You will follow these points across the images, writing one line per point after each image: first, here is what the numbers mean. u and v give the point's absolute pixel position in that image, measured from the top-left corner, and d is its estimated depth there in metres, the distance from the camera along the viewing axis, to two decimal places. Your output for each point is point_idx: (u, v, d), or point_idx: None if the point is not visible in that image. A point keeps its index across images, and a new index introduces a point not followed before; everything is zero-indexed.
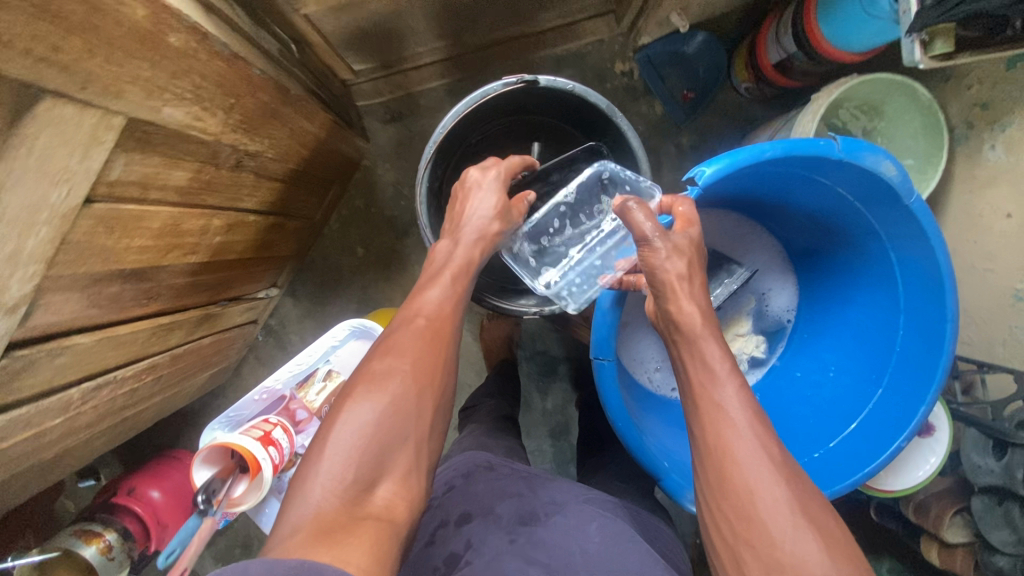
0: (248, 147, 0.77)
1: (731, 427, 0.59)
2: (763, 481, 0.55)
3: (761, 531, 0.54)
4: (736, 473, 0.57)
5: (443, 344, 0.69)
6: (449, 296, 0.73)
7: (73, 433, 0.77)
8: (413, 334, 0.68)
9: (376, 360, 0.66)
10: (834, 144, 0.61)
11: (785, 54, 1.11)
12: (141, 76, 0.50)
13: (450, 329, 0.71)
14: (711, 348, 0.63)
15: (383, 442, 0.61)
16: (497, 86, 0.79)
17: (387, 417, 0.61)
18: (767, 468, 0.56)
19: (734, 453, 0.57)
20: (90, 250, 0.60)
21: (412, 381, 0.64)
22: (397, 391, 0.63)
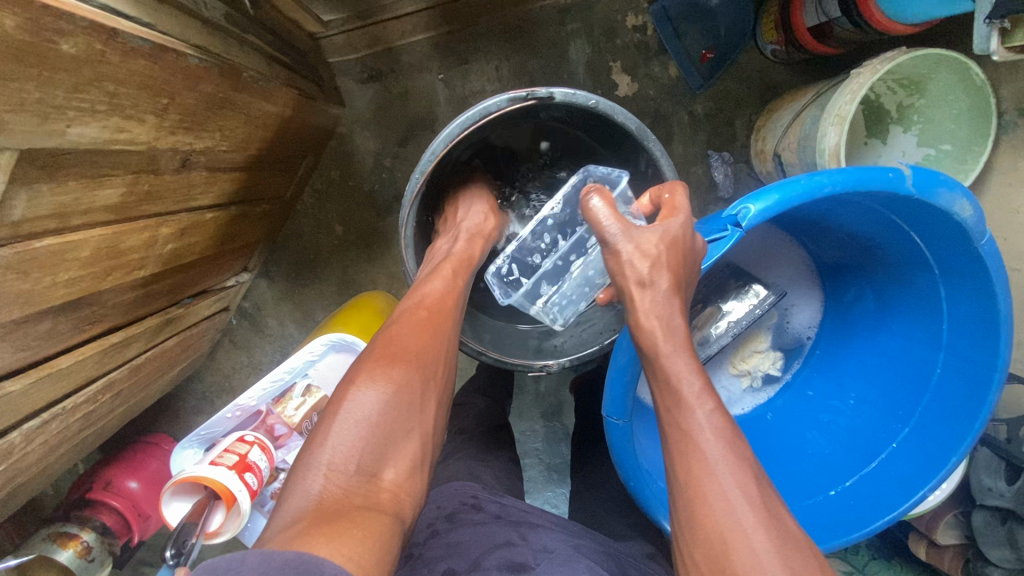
0: (195, 145, 0.63)
1: (703, 461, 0.50)
2: (742, 524, 0.47)
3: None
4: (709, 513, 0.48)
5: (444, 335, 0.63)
6: (449, 286, 0.67)
7: (23, 469, 0.70)
8: (412, 325, 0.61)
9: (376, 348, 0.60)
10: (905, 176, 0.55)
11: (825, 18, 0.96)
12: (29, 100, 0.39)
13: (452, 321, 0.64)
14: (681, 364, 0.54)
15: (387, 433, 0.53)
16: (500, 102, 0.63)
17: (391, 410, 0.54)
18: (747, 507, 0.48)
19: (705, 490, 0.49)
20: (2, 299, 0.49)
21: (417, 375, 0.58)
22: (399, 382, 0.56)
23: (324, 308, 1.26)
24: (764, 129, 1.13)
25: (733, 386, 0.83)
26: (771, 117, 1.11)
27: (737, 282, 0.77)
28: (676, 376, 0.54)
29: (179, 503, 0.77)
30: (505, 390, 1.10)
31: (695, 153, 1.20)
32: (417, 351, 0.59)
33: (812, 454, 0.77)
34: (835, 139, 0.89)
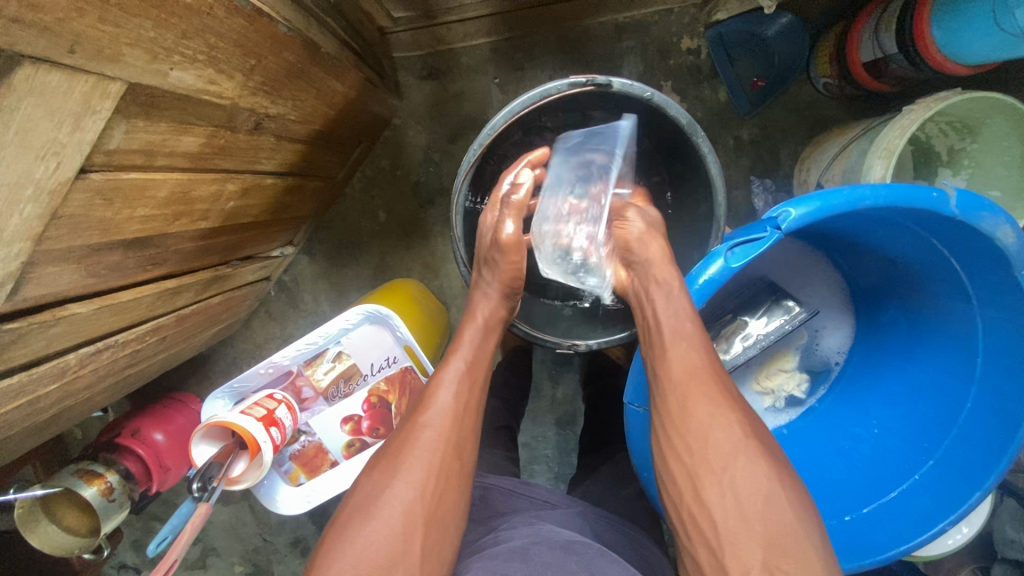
0: (269, 109, 0.68)
1: (694, 371, 0.58)
2: (717, 423, 0.55)
3: (721, 473, 0.54)
4: (701, 416, 0.56)
5: (469, 413, 0.64)
6: (470, 380, 0.66)
7: (71, 394, 0.75)
8: (449, 385, 0.65)
9: (403, 430, 0.63)
10: (949, 198, 0.55)
11: (881, 54, 0.97)
12: (144, 37, 0.44)
13: (479, 403, 0.66)
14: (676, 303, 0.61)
15: (411, 515, 0.57)
16: (560, 88, 0.67)
17: (416, 497, 0.58)
18: (728, 412, 0.56)
19: (695, 392, 0.57)
20: (86, 223, 0.53)
21: (443, 461, 0.61)
22: (424, 473, 0.59)
23: (357, 290, 1.31)
24: (809, 159, 1.13)
25: (756, 402, 0.82)
26: (816, 149, 1.12)
27: (770, 296, 0.77)
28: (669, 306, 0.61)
29: (207, 446, 0.80)
30: (523, 388, 1.12)
31: (737, 177, 1.21)
32: (447, 424, 0.62)
33: (819, 453, 0.78)
34: (882, 172, 0.90)
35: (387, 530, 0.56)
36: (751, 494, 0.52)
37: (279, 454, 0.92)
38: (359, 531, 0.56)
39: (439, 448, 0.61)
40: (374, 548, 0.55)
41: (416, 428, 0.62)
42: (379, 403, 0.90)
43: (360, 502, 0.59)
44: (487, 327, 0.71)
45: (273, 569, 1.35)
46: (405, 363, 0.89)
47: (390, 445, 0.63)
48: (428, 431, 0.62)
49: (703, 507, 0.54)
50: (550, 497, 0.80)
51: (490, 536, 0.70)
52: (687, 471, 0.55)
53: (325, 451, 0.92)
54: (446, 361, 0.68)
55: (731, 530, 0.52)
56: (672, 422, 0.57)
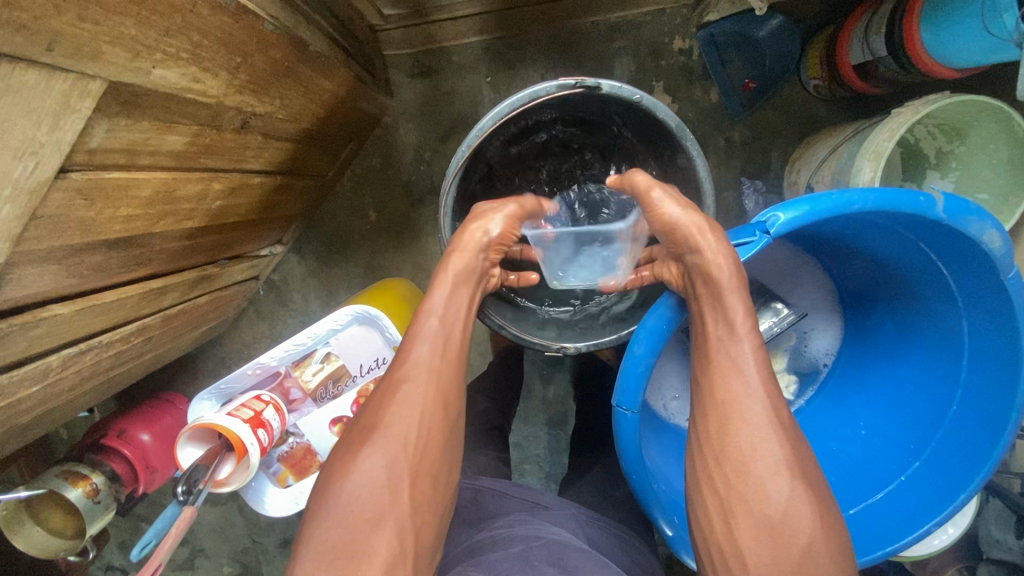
0: (256, 107, 0.67)
1: (744, 388, 0.58)
2: (762, 445, 0.55)
3: (757, 494, 0.54)
4: (743, 434, 0.56)
5: (448, 363, 0.64)
6: (447, 325, 0.66)
7: (54, 396, 0.73)
8: (425, 336, 0.65)
9: (383, 385, 0.63)
10: (937, 202, 0.55)
11: (871, 57, 0.98)
12: (125, 35, 0.43)
13: (458, 355, 0.65)
14: (735, 308, 0.60)
15: (394, 469, 0.58)
16: (550, 89, 0.67)
17: (400, 447, 0.59)
18: (777, 437, 0.56)
19: (741, 412, 0.57)
20: (68, 222, 0.52)
21: (425, 414, 0.61)
22: (406, 427, 0.59)
23: (348, 290, 1.30)
24: (799, 161, 1.14)
25: None
26: (806, 151, 1.12)
27: (760, 298, 0.77)
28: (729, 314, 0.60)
29: (193, 448, 0.79)
30: (513, 388, 1.11)
31: (728, 178, 1.22)
32: (427, 376, 0.62)
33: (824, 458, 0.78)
34: (870, 174, 0.90)
35: (370, 483, 0.57)
36: (784, 519, 0.53)
37: (267, 456, 0.92)
38: (340, 490, 0.56)
39: (419, 400, 0.61)
40: (360, 501, 0.56)
41: (395, 383, 0.62)
42: (368, 404, 0.89)
43: (342, 456, 0.59)
44: (461, 279, 0.68)
45: (262, 570, 1.34)
46: (395, 364, 0.88)
47: (370, 403, 0.63)
48: (407, 384, 0.62)
49: (731, 524, 0.55)
50: (540, 499, 0.80)
51: (484, 535, 0.70)
52: (719, 490, 0.56)
53: (314, 452, 0.91)
54: (421, 315, 0.66)
55: (758, 552, 0.53)
56: (712, 440, 0.58)
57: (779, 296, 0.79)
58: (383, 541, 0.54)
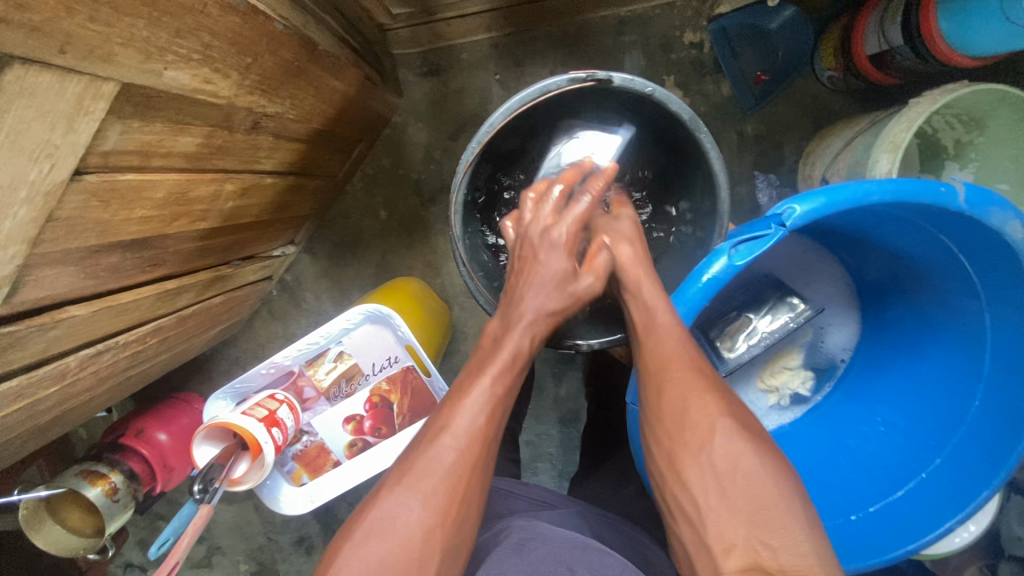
0: (267, 108, 0.68)
1: (661, 352, 0.60)
2: (713, 421, 0.56)
3: (699, 453, 0.55)
4: (676, 396, 0.58)
5: (493, 433, 0.60)
6: (498, 385, 0.61)
7: (73, 396, 0.75)
8: (476, 403, 0.60)
9: (424, 447, 0.58)
10: (957, 192, 0.54)
11: (887, 46, 0.96)
12: (136, 36, 0.43)
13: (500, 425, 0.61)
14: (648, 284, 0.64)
15: (427, 546, 0.54)
16: (560, 83, 0.66)
17: (431, 511, 0.55)
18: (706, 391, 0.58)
19: (670, 374, 0.59)
20: (83, 224, 0.53)
21: (462, 485, 0.57)
22: (444, 496, 0.56)
23: (359, 289, 1.30)
24: (814, 154, 1.12)
25: (760, 401, 0.81)
26: (822, 144, 1.11)
27: (775, 293, 0.76)
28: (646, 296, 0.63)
29: (208, 446, 0.79)
30: (525, 386, 1.11)
31: (741, 173, 1.20)
32: (467, 440, 0.58)
33: (806, 472, 0.75)
34: (888, 166, 0.88)
35: (402, 556, 0.53)
36: (726, 460, 0.54)
37: (280, 454, 0.93)
38: (367, 564, 0.52)
39: (457, 463, 0.57)
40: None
41: (441, 447, 0.57)
42: (381, 402, 0.90)
43: (376, 523, 0.54)
44: (523, 345, 0.63)
45: (278, 568, 1.36)
46: (407, 363, 0.88)
47: (407, 464, 0.58)
48: (451, 452, 0.57)
49: (682, 477, 0.56)
50: (550, 500, 0.79)
51: (494, 531, 0.70)
52: (668, 450, 0.57)
53: (327, 451, 0.92)
54: (475, 375, 0.62)
55: (723, 518, 0.52)
56: (656, 408, 0.59)
57: (795, 290, 0.77)
58: None
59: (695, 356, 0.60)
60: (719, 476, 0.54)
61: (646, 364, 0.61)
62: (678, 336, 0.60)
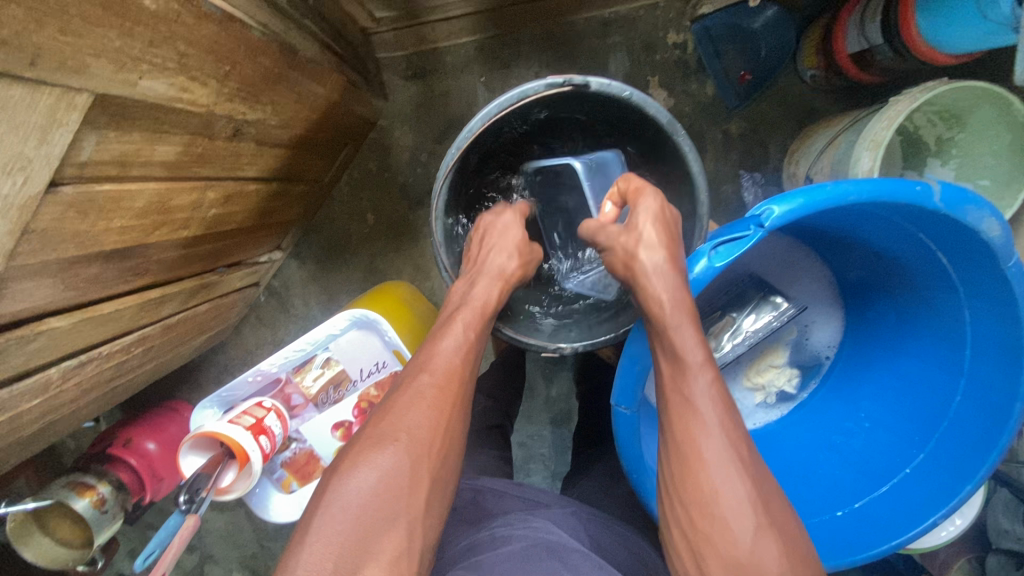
0: (248, 115, 0.68)
1: (702, 425, 0.54)
2: (746, 520, 0.51)
3: (721, 536, 0.51)
4: (708, 478, 0.53)
5: (466, 366, 0.65)
6: (470, 325, 0.67)
7: (57, 408, 0.74)
8: (444, 339, 0.66)
9: (406, 383, 0.64)
10: (933, 191, 0.54)
11: (867, 45, 0.96)
12: (109, 47, 0.42)
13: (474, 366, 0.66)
14: (685, 336, 0.57)
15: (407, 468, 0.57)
16: (538, 88, 0.66)
17: (412, 438, 0.59)
18: (744, 472, 0.53)
19: (700, 449, 0.54)
20: (61, 236, 0.53)
21: (440, 411, 0.61)
22: (420, 421, 0.60)
23: (348, 294, 1.30)
24: (798, 152, 1.13)
25: (747, 399, 0.82)
26: (805, 141, 1.12)
27: (759, 292, 0.76)
28: (680, 347, 0.57)
29: (195, 456, 0.79)
30: (515, 388, 1.11)
31: (726, 172, 1.21)
32: (438, 376, 0.63)
33: (793, 471, 0.76)
34: (869, 164, 0.89)
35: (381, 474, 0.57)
36: (751, 560, 0.50)
37: (270, 462, 0.92)
38: (347, 486, 0.56)
39: (433, 397, 0.61)
40: (374, 496, 0.55)
41: (416, 374, 0.63)
42: (370, 408, 0.89)
43: (361, 448, 0.59)
44: (483, 302, 0.69)
45: None
46: (395, 368, 0.88)
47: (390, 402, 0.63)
48: (425, 377, 0.63)
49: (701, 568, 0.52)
50: (542, 499, 0.79)
51: (484, 531, 0.70)
52: (687, 534, 0.54)
53: (317, 457, 0.92)
54: (440, 333, 0.66)
55: None
56: (682, 483, 0.55)
57: (779, 289, 0.77)
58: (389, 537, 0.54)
59: (735, 432, 0.54)
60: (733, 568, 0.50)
61: (675, 433, 0.56)
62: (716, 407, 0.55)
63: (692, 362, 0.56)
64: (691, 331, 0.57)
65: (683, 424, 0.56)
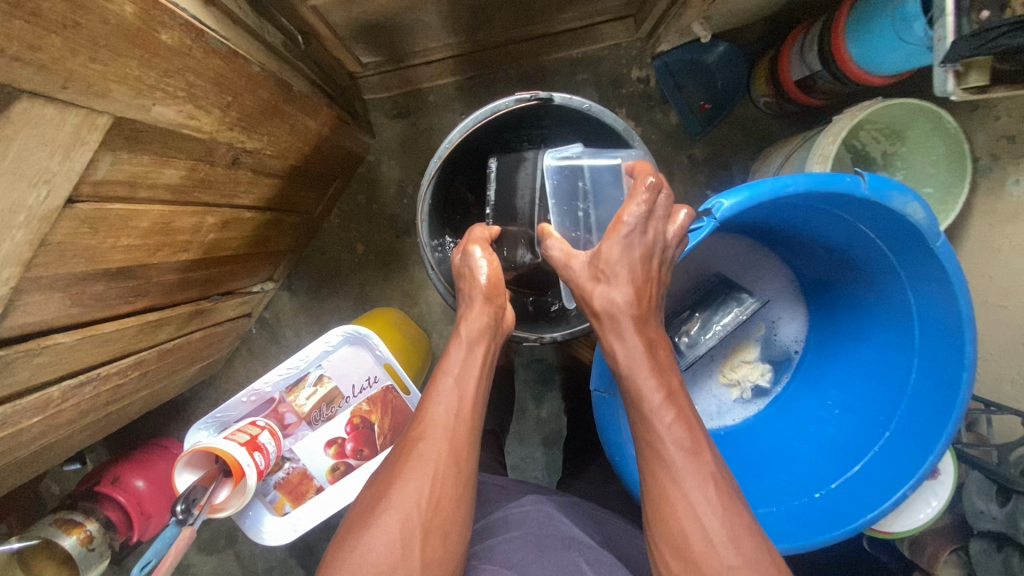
0: (247, 144, 0.74)
1: (670, 474, 0.57)
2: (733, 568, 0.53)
3: None
4: (683, 526, 0.55)
5: (463, 423, 0.63)
6: (463, 380, 0.65)
7: (54, 430, 0.75)
8: (441, 399, 0.64)
9: (402, 447, 0.63)
10: (860, 181, 0.58)
11: (809, 72, 1.07)
12: (130, 75, 0.48)
13: (473, 415, 0.65)
14: (649, 383, 0.60)
15: (408, 532, 0.58)
16: (509, 103, 0.74)
17: (413, 505, 0.59)
18: (714, 509, 0.55)
19: (672, 501, 0.56)
20: (73, 251, 0.57)
21: (440, 470, 0.61)
22: (421, 484, 0.60)
23: (339, 323, 1.34)
24: (759, 171, 1.22)
25: (723, 395, 0.86)
26: (765, 161, 1.21)
27: (725, 291, 0.81)
28: (644, 391, 0.60)
29: (190, 473, 0.80)
30: (505, 405, 1.14)
31: (694, 193, 1.29)
32: (442, 435, 0.62)
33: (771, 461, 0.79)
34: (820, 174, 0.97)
35: (386, 539, 0.57)
36: None
37: (263, 484, 0.93)
38: (353, 547, 0.57)
39: (437, 460, 0.61)
40: (377, 564, 0.56)
41: (411, 440, 0.63)
42: (362, 424, 0.92)
43: (367, 507, 0.60)
44: (472, 342, 0.66)
45: None
46: (386, 382, 0.91)
47: (390, 461, 0.63)
48: (423, 443, 0.62)
49: None
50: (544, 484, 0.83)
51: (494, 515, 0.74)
52: None
53: (310, 477, 0.93)
54: (437, 376, 0.66)
55: None
56: (662, 532, 0.56)
57: (743, 287, 0.82)
58: None
59: (711, 478, 0.57)
60: None
61: (650, 484, 0.58)
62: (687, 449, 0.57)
63: (652, 407, 0.59)
64: (649, 381, 0.60)
65: (653, 473, 0.59)
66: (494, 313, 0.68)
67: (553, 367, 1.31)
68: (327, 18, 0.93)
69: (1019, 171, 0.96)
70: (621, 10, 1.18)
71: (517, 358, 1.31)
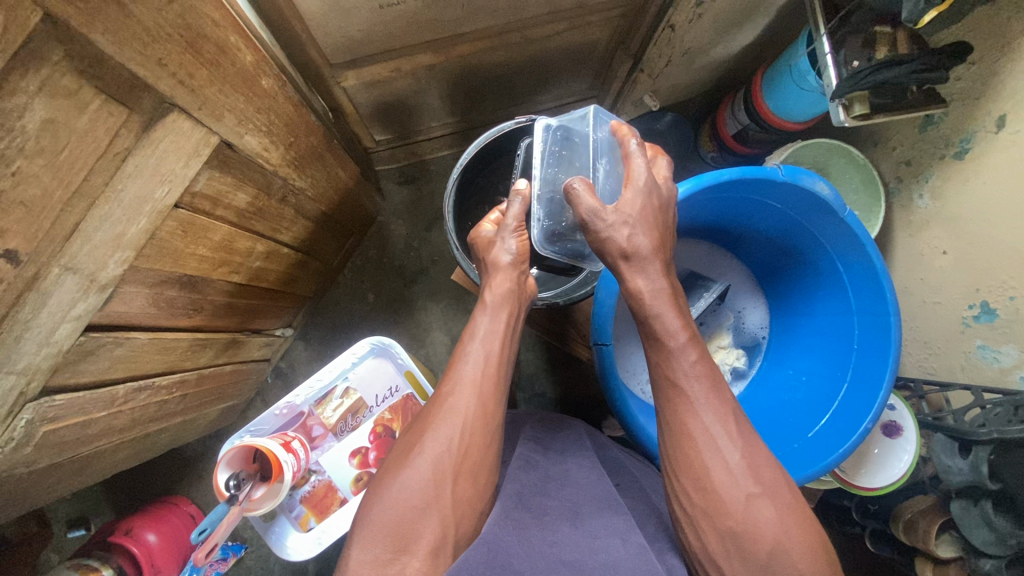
0: (295, 182, 0.91)
1: (687, 401, 0.63)
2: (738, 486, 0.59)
3: (714, 498, 0.59)
4: (701, 456, 0.61)
5: (489, 381, 0.71)
6: (487, 342, 0.74)
7: (107, 435, 0.82)
8: (469, 360, 0.72)
9: (435, 402, 0.70)
10: (777, 170, 0.76)
11: (741, 125, 1.32)
12: (237, 106, 0.66)
13: (498, 372, 0.73)
14: (654, 327, 0.66)
15: (440, 470, 0.64)
16: (512, 124, 0.91)
17: (444, 449, 0.66)
18: (732, 442, 0.61)
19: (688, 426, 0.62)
20: (166, 250, 0.70)
21: (468, 420, 0.68)
22: (452, 430, 0.67)
23: None
24: None
25: None
26: None
27: (695, 283, 0.97)
28: (664, 329, 0.66)
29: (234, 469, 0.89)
30: None
31: None
32: (470, 390, 0.69)
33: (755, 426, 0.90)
34: None
35: (421, 477, 0.64)
36: (746, 523, 0.58)
37: (288, 499, 0.97)
38: (391, 483, 0.64)
39: (466, 413, 0.68)
40: (414, 496, 0.62)
41: (442, 396, 0.70)
42: (385, 432, 1.00)
43: (403, 452, 0.67)
44: (495, 306, 0.77)
45: None
46: (407, 391, 1.01)
47: (423, 415, 0.71)
48: (453, 397, 0.69)
49: (702, 533, 0.61)
50: (576, 439, 0.91)
51: (526, 470, 0.78)
52: (689, 509, 0.61)
53: (335, 489, 0.98)
54: (466, 339, 0.75)
55: (734, 557, 0.58)
56: (679, 446, 0.63)
57: (710, 279, 0.99)
58: (428, 529, 0.61)
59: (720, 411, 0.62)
60: (729, 532, 0.58)
61: (670, 417, 0.64)
62: (692, 380, 0.64)
63: (676, 355, 0.65)
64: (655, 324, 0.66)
65: (674, 409, 0.64)
66: (516, 277, 0.81)
67: (554, 399, 1.40)
68: (353, 98, 1.14)
69: (920, 187, 1.16)
70: (587, 92, 1.46)
71: (519, 394, 1.40)
